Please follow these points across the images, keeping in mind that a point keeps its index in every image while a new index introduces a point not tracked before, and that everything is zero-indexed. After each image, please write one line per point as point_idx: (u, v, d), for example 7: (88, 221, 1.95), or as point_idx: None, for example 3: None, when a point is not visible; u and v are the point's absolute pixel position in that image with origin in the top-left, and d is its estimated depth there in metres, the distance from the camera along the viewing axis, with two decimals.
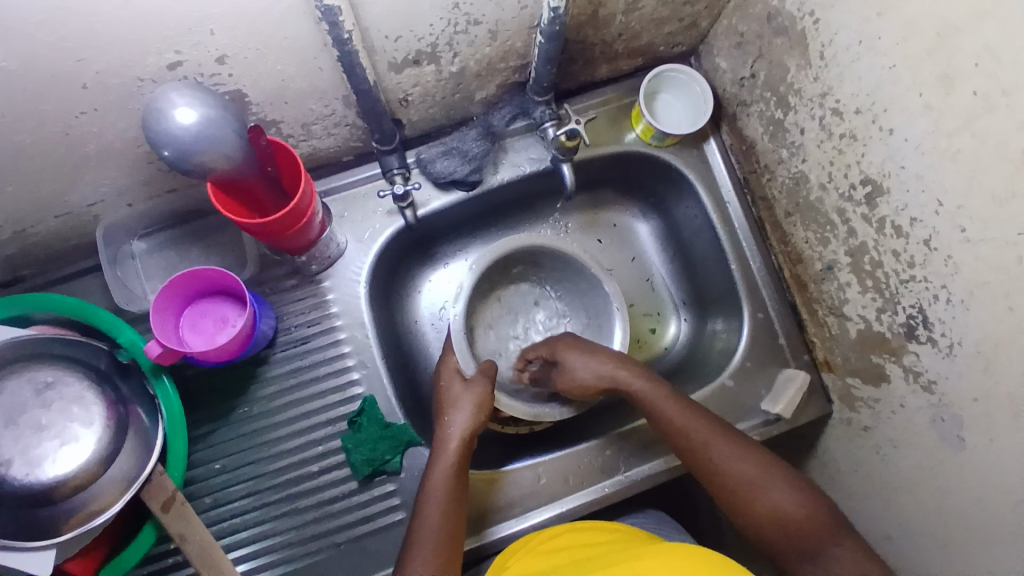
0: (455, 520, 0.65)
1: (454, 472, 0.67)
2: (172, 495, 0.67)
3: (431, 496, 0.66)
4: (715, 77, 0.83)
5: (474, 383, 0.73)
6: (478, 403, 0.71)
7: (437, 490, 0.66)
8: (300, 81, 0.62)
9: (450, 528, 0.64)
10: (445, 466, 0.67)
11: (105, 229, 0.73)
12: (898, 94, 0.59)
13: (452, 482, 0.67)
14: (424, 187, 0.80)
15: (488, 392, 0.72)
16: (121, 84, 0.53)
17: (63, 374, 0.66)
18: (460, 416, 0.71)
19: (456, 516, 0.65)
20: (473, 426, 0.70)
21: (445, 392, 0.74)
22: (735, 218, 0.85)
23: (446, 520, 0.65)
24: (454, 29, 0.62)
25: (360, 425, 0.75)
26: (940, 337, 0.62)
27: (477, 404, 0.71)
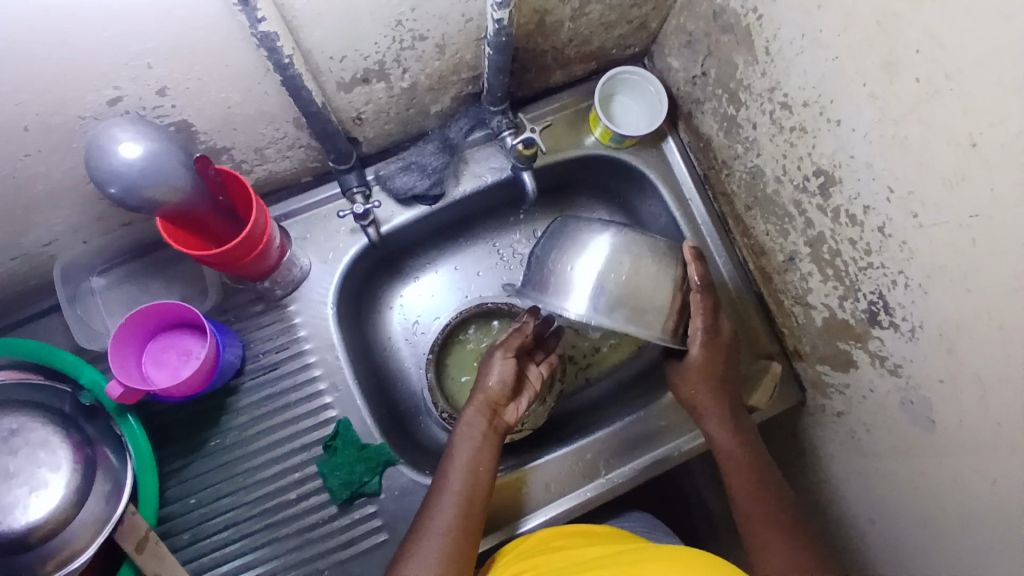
0: (476, 488, 0.67)
1: (478, 439, 0.69)
2: (145, 534, 0.66)
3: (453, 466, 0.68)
4: (668, 76, 0.84)
5: (501, 355, 0.73)
6: (502, 375, 0.73)
7: (462, 457, 0.68)
8: (246, 107, 0.61)
9: (471, 496, 0.66)
10: (472, 437, 0.69)
11: (62, 268, 0.72)
12: (843, 85, 0.60)
13: (476, 449, 0.69)
14: (385, 203, 0.80)
15: (509, 358, 0.73)
16: (62, 124, 0.52)
17: (28, 421, 0.64)
18: (481, 387, 0.72)
19: (480, 482, 0.67)
20: (498, 394, 0.72)
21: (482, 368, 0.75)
22: (698, 214, 0.86)
23: (468, 489, 0.66)
24: (400, 46, 0.62)
25: (338, 445, 0.74)
26: (901, 321, 0.63)
27: (503, 372, 0.73)
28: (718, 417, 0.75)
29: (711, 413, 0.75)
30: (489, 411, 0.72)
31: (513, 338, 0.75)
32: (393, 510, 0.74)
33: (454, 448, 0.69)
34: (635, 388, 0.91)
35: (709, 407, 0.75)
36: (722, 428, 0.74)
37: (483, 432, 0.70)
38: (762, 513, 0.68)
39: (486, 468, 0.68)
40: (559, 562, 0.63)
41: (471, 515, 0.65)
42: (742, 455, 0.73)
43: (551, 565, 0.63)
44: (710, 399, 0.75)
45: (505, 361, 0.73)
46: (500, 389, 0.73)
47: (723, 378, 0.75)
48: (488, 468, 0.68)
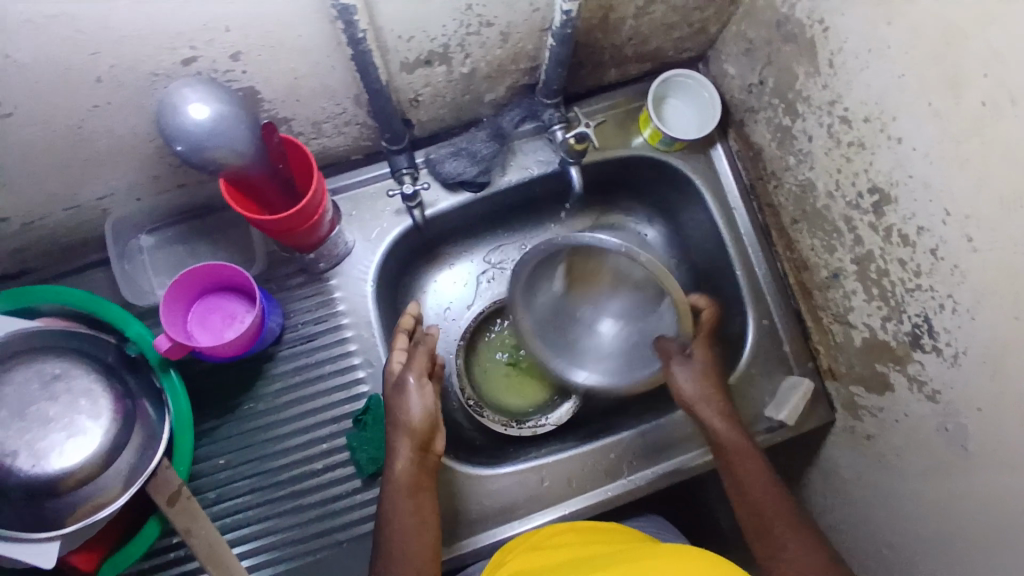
0: (423, 543, 0.64)
1: (409, 492, 0.66)
2: (177, 490, 0.67)
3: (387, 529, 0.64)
4: (723, 83, 0.84)
5: (416, 381, 0.69)
6: (423, 404, 0.68)
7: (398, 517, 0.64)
8: (311, 80, 0.62)
9: (423, 557, 0.63)
10: (404, 490, 0.66)
11: (113, 223, 0.73)
12: (906, 103, 0.59)
13: (410, 502, 0.65)
14: (433, 187, 0.81)
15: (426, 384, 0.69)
16: (134, 79, 0.54)
17: (70, 367, 0.65)
18: (403, 424, 0.67)
19: (427, 535, 0.65)
20: (420, 431, 0.67)
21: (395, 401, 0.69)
22: (742, 224, 0.86)
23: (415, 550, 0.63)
24: (467, 30, 0.62)
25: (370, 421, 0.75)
26: (945, 345, 0.62)
27: (418, 403, 0.68)
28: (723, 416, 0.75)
29: (715, 415, 0.75)
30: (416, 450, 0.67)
31: (420, 358, 0.71)
32: None
33: (387, 507, 0.65)
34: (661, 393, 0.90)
35: (710, 407, 0.75)
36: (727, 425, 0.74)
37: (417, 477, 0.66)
38: (781, 509, 0.69)
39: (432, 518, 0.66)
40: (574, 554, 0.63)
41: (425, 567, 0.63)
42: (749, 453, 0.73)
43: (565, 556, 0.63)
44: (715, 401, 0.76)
45: (420, 389, 0.68)
46: (423, 421, 0.67)
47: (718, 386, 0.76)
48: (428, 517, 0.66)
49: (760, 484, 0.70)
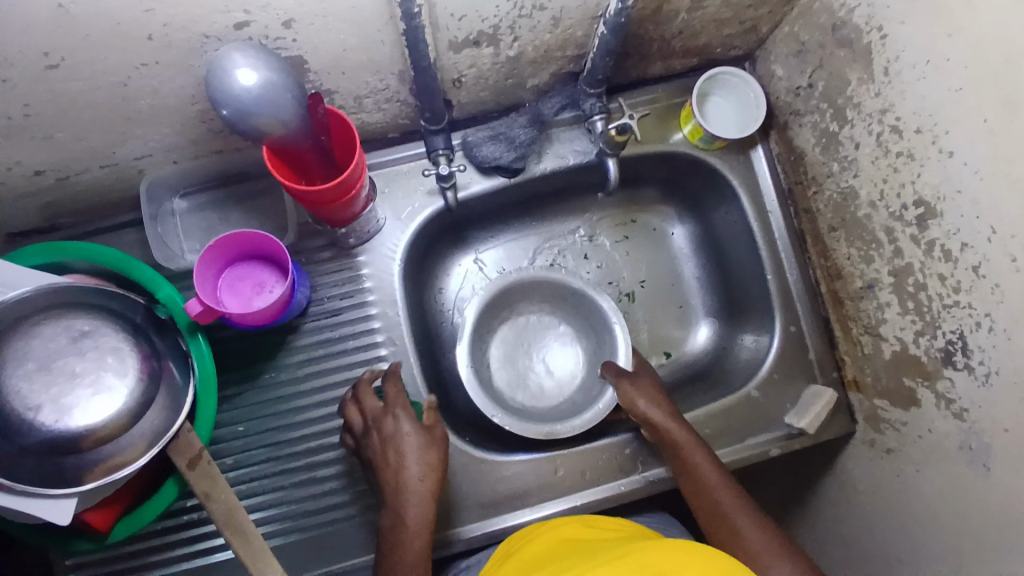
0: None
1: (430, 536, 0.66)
2: (199, 453, 0.68)
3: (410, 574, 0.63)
4: (769, 83, 0.82)
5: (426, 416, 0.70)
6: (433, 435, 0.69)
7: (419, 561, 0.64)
8: (359, 53, 0.61)
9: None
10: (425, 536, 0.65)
11: (148, 183, 0.73)
12: (962, 116, 0.58)
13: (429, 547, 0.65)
14: (467, 169, 0.80)
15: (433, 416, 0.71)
16: (185, 39, 0.53)
17: (100, 325, 0.65)
18: (407, 449, 0.67)
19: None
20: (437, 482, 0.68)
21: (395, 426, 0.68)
22: (776, 228, 0.84)
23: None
24: (519, 12, 0.61)
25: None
26: (978, 364, 0.61)
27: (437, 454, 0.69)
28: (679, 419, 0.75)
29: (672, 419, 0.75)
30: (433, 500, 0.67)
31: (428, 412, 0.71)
32: None
33: (407, 549, 0.64)
34: (680, 392, 0.90)
35: (663, 412, 0.75)
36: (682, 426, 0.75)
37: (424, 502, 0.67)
38: (739, 506, 0.68)
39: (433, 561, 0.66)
40: (580, 545, 0.62)
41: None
42: (704, 452, 0.72)
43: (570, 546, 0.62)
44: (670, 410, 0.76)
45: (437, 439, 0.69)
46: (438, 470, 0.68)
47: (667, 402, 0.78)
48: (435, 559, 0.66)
49: (715, 482, 0.70)
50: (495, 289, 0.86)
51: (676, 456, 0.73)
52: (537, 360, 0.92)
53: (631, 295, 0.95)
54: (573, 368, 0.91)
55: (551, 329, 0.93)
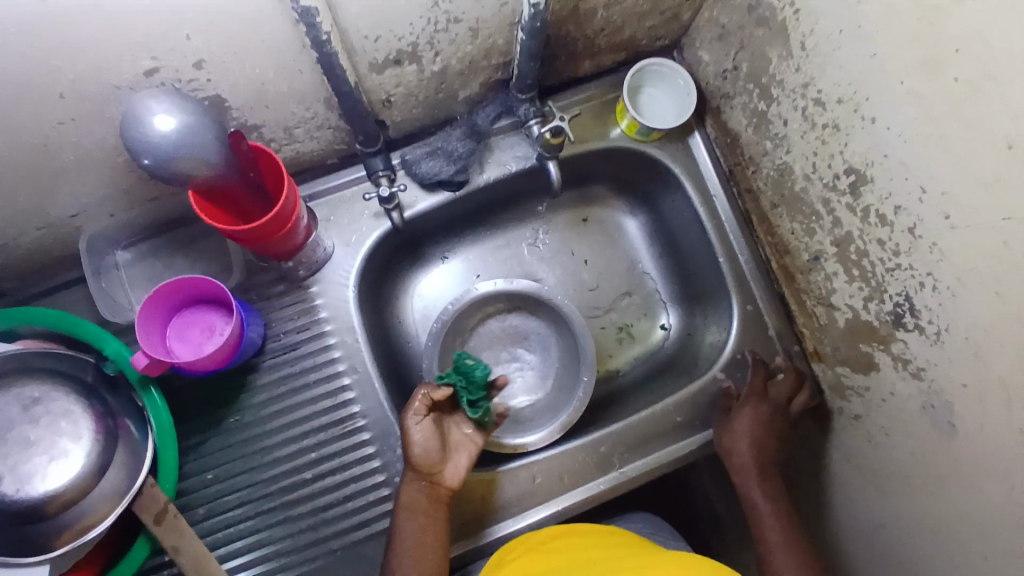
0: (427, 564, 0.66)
1: (421, 517, 0.68)
2: (164, 507, 0.66)
3: (399, 551, 0.67)
4: (698, 69, 0.83)
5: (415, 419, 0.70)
6: (422, 439, 0.70)
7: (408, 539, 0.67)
8: (280, 84, 0.61)
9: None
10: (413, 515, 0.68)
11: (87, 239, 0.72)
12: (880, 82, 0.58)
13: (420, 526, 0.68)
14: (410, 188, 0.80)
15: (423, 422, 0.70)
16: (98, 93, 0.53)
17: (50, 390, 0.63)
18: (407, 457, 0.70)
19: (431, 556, 0.67)
20: (425, 465, 0.70)
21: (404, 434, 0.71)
22: (722, 211, 0.86)
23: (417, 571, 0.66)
24: (434, 27, 0.61)
25: (466, 373, 0.75)
26: (927, 323, 0.62)
27: (426, 439, 0.70)
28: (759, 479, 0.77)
29: (751, 477, 0.78)
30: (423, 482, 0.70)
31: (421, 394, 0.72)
32: None
33: (398, 528, 0.68)
34: (651, 383, 0.90)
35: (752, 468, 0.78)
36: (762, 487, 0.77)
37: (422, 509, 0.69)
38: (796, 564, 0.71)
39: (435, 542, 0.68)
40: (565, 562, 0.62)
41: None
42: (779, 518, 0.75)
43: (563, 559, 0.63)
44: (750, 462, 0.78)
45: (421, 422, 0.71)
46: (427, 454, 0.70)
47: (768, 444, 0.79)
48: (437, 538, 0.68)
49: (780, 544, 0.73)
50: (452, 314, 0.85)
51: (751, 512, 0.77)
52: (508, 364, 0.92)
53: (626, 333, 0.95)
54: (542, 353, 0.92)
55: (505, 334, 0.93)
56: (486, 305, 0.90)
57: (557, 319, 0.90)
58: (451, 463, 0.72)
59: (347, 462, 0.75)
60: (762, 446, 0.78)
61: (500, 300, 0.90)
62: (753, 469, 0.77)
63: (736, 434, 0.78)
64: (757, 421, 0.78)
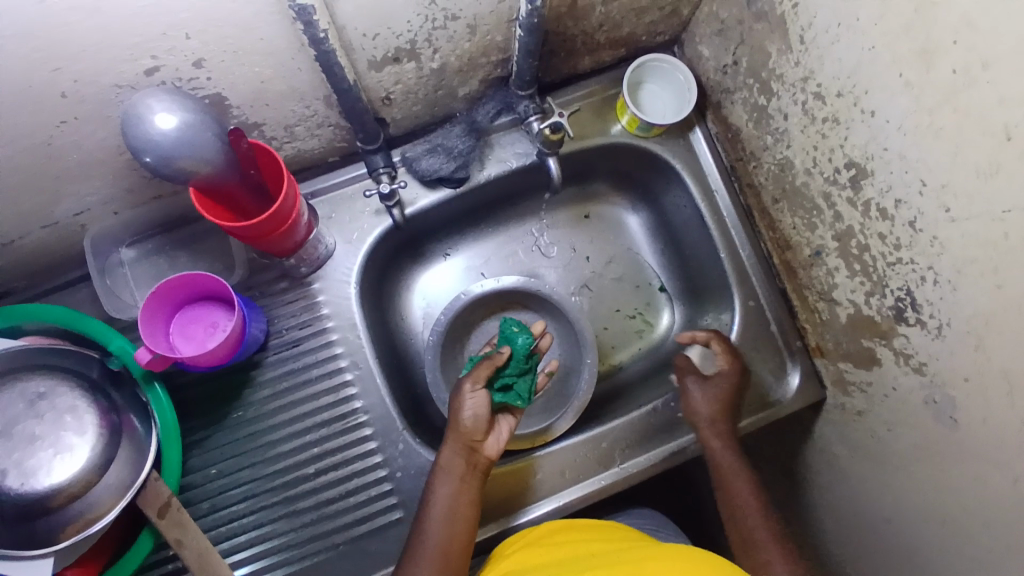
0: (456, 528, 0.66)
1: (457, 481, 0.68)
2: (168, 501, 0.67)
3: (431, 513, 0.66)
4: (698, 65, 0.83)
5: (471, 387, 0.72)
6: (474, 409, 0.71)
7: (440, 503, 0.67)
8: (279, 83, 0.62)
9: (450, 542, 0.65)
10: (450, 479, 0.68)
11: (92, 238, 0.73)
12: (878, 74, 0.58)
13: (454, 491, 0.68)
14: (411, 185, 0.81)
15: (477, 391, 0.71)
16: (99, 93, 0.53)
17: (55, 385, 0.64)
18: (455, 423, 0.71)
19: (462, 522, 0.67)
20: (470, 432, 0.70)
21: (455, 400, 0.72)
22: (724, 206, 0.85)
23: (447, 535, 0.66)
24: (432, 25, 0.62)
25: (510, 339, 0.80)
26: (929, 317, 0.62)
27: (477, 409, 0.71)
28: (723, 445, 0.76)
29: (716, 445, 0.76)
30: (465, 449, 0.70)
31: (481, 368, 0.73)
32: (408, 489, 0.75)
33: (433, 490, 0.68)
34: (653, 379, 0.90)
35: (712, 434, 0.76)
36: (728, 451, 0.75)
37: (460, 474, 0.69)
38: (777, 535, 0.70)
39: (466, 509, 0.68)
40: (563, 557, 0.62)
41: (451, 543, 0.66)
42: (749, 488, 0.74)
43: (561, 551, 0.63)
44: (710, 431, 0.77)
45: (476, 393, 0.72)
46: (474, 423, 0.71)
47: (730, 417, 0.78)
48: (469, 501, 0.68)
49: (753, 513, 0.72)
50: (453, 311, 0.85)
51: (722, 481, 0.75)
52: None
53: (637, 315, 0.96)
54: None
55: None
56: (488, 303, 0.90)
57: (557, 316, 0.90)
58: (492, 435, 0.73)
59: (349, 457, 0.76)
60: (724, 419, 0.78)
61: (500, 297, 0.90)
62: (714, 437, 0.76)
63: (698, 408, 0.78)
64: (709, 396, 0.78)
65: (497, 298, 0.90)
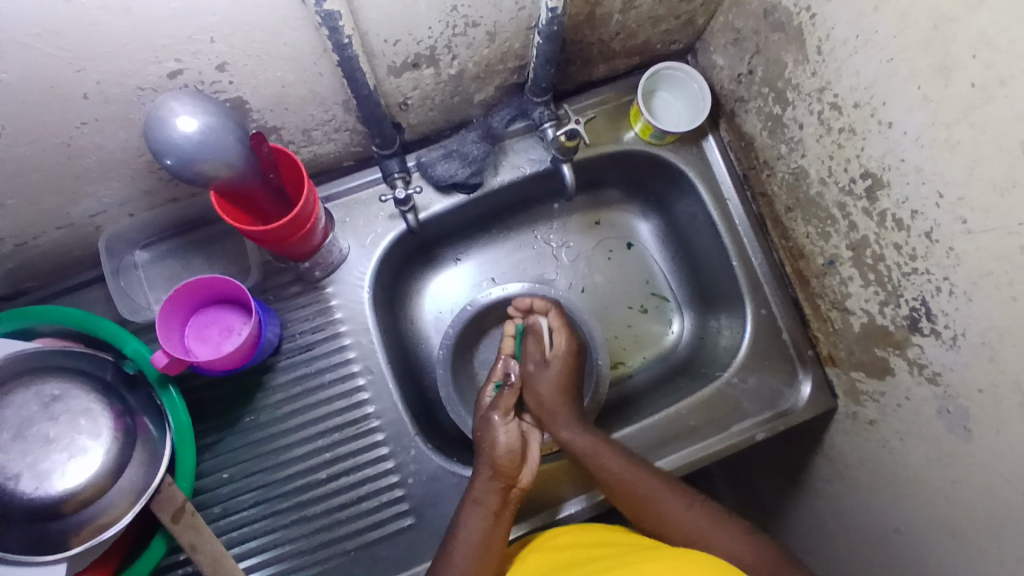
0: (487, 562, 0.64)
1: (491, 517, 0.67)
2: (182, 505, 0.67)
3: (461, 541, 0.65)
4: (712, 74, 0.84)
5: (502, 418, 0.75)
6: (508, 440, 0.73)
7: (471, 536, 0.65)
8: (300, 88, 0.62)
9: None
10: (484, 512, 0.67)
11: (107, 239, 0.73)
12: (895, 86, 0.58)
13: (487, 525, 0.66)
14: (425, 190, 0.81)
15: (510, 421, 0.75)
16: (122, 94, 0.53)
17: (69, 388, 0.64)
18: (488, 451, 0.72)
19: (490, 559, 0.65)
20: (507, 466, 0.70)
21: (485, 423, 0.76)
22: (736, 215, 0.86)
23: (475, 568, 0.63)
24: (453, 31, 0.62)
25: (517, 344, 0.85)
26: (944, 328, 0.62)
27: (510, 436, 0.73)
28: (568, 425, 0.75)
29: (565, 424, 0.75)
30: (501, 483, 0.70)
31: (505, 398, 0.77)
32: (420, 495, 0.75)
33: (463, 520, 0.67)
34: (663, 386, 0.90)
35: (558, 416, 0.76)
36: (577, 428, 0.74)
37: (495, 508, 0.68)
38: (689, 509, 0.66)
39: (498, 542, 0.66)
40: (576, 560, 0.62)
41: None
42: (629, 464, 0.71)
43: (576, 555, 0.63)
44: (558, 411, 0.77)
45: (508, 426, 0.74)
46: (509, 456, 0.71)
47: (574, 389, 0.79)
48: (500, 540, 0.66)
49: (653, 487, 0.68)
50: (463, 319, 0.85)
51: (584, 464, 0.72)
52: None
53: (645, 307, 0.96)
54: None
55: None
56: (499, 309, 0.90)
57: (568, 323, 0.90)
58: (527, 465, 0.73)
59: (360, 463, 0.75)
60: (570, 394, 0.78)
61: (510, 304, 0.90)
62: (558, 419, 0.76)
63: (531, 390, 0.79)
64: (551, 376, 0.79)
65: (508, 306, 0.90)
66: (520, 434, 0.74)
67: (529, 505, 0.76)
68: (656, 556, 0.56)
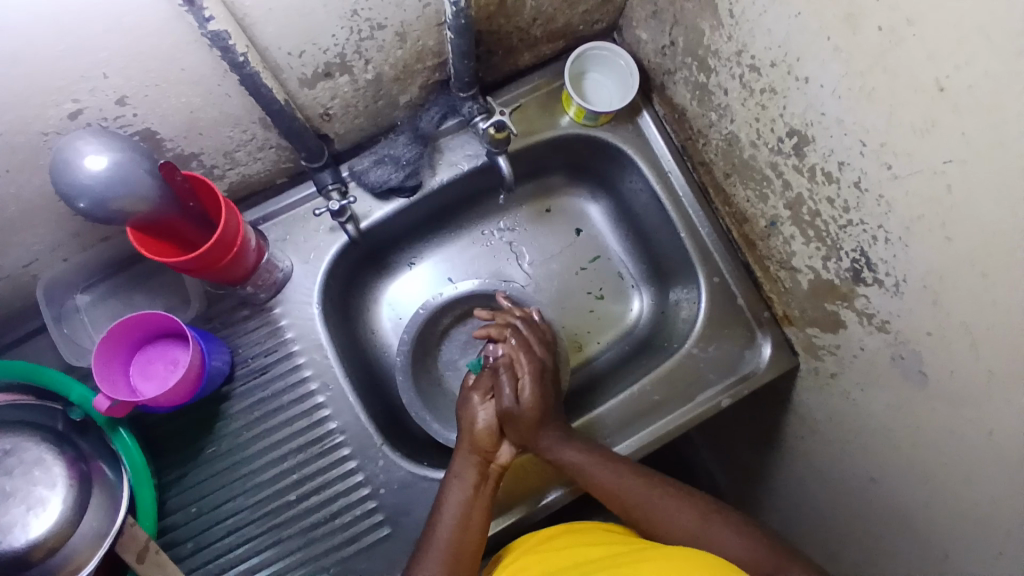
0: (466, 539, 0.65)
1: (470, 489, 0.68)
2: (146, 544, 0.66)
3: (442, 516, 0.66)
4: (638, 49, 0.83)
5: (480, 398, 0.75)
6: (486, 417, 0.73)
7: (453, 507, 0.66)
8: (210, 111, 0.61)
9: (461, 546, 0.64)
10: (463, 485, 0.68)
11: (44, 287, 0.71)
12: (807, 42, 0.58)
13: (467, 497, 0.67)
14: (362, 198, 0.80)
15: (488, 401, 0.75)
16: (26, 142, 0.52)
17: (21, 440, 0.64)
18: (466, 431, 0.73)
19: (473, 527, 0.65)
20: (482, 440, 0.72)
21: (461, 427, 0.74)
22: (679, 186, 0.86)
23: (459, 534, 0.65)
24: (359, 36, 0.61)
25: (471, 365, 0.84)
26: (885, 276, 0.62)
27: (487, 413, 0.74)
28: (556, 441, 0.71)
29: (551, 446, 0.71)
30: (479, 457, 0.71)
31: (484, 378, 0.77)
32: (394, 503, 0.74)
33: (445, 495, 0.67)
34: (628, 365, 0.90)
35: (541, 438, 0.71)
36: (563, 446, 0.71)
37: (475, 482, 0.68)
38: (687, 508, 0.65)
39: (478, 516, 0.66)
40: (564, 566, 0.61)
41: (461, 549, 0.64)
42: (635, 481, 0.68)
43: (565, 558, 0.62)
44: (542, 434, 0.71)
45: (485, 405, 0.74)
46: (486, 432, 0.72)
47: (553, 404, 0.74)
48: (482, 512, 0.67)
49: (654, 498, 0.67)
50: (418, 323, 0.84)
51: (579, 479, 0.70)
52: None
53: (603, 291, 0.96)
54: None
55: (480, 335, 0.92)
56: (456, 308, 0.89)
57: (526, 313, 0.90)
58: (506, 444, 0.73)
59: (330, 479, 0.75)
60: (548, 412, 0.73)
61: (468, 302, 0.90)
62: (543, 442, 0.71)
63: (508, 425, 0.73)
64: (527, 410, 0.72)
65: (463, 302, 0.89)
66: (495, 406, 0.74)
67: (508, 497, 0.75)
68: (648, 558, 0.55)
